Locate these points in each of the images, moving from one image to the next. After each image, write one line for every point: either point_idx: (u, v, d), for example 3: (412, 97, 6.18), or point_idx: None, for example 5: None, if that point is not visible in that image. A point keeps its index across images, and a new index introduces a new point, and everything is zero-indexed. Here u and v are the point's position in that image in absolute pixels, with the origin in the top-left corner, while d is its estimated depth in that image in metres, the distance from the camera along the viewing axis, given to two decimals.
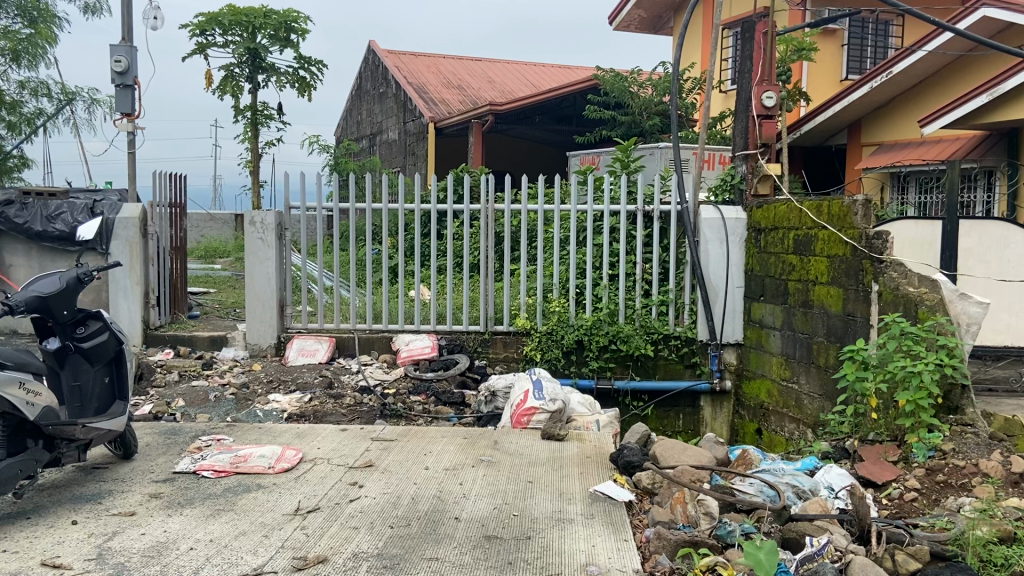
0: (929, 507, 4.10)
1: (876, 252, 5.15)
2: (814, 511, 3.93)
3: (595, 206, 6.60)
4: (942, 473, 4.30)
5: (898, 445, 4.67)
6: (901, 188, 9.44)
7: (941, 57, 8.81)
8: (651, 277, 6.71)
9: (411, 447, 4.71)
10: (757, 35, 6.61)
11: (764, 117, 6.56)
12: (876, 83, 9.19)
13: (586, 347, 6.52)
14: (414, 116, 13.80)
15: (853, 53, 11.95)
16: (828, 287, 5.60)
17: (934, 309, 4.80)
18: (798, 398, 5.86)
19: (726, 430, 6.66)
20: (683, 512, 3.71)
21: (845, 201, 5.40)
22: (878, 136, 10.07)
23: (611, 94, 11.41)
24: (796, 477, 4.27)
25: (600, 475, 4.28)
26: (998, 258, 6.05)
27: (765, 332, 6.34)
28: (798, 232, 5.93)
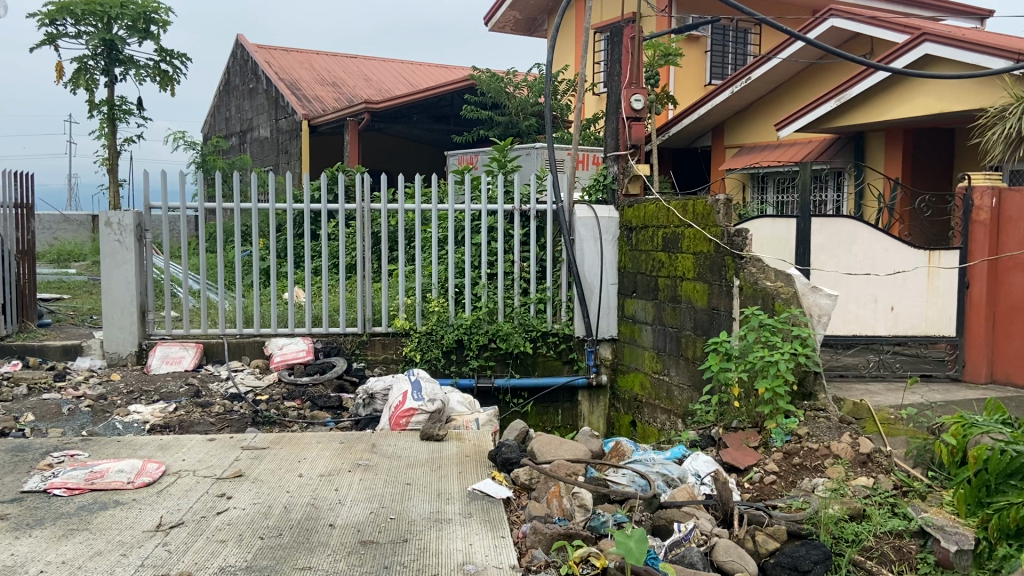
0: (786, 489, 4.38)
1: (737, 248, 5.46)
2: (681, 498, 4.08)
3: (472, 206, 6.62)
4: (798, 456, 4.59)
5: (758, 431, 4.93)
6: (760, 187, 9.98)
7: (794, 64, 9.39)
8: (529, 276, 6.80)
9: (283, 454, 4.57)
10: (625, 39, 6.79)
11: (632, 119, 6.75)
12: (736, 88, 9.66)
13: (465, 347, 6.52)
14: (286, 113, 13.39)
15: (716, 60, 12.55)
16: (695, 283, 5.86)
17: (788, 301, 5.13)
18: (669, 390, 6.09)
19: (602, 423, 6.85)
20: (558, 505, 3.80)
21: (708, 201, 5.67)
22: (739, 139, 10.61)
23: (488, 95, 11.48)
24: (665, 466, 4.42)
25: (479, 474, 4.29)
26: (845, 253, 6.56)
27: (638, 328, 6.56)
28: (666, 229, 6.18)
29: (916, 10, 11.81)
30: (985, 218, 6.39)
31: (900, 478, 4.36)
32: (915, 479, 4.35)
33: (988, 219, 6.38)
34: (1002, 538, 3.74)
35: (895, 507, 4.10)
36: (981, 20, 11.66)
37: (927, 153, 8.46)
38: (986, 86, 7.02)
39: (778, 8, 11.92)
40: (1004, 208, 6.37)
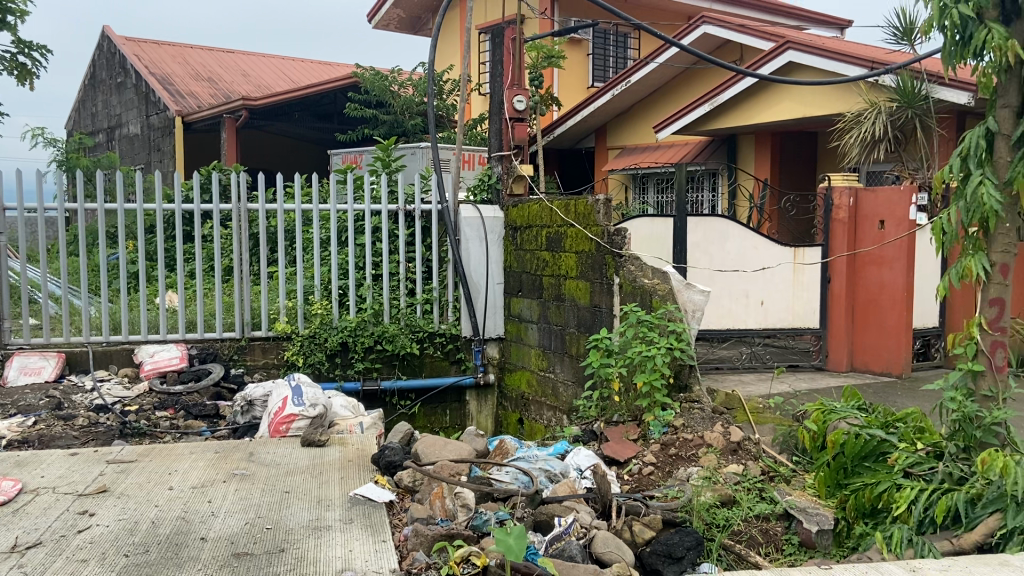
0: (663, 479, 4.53)
1: (616, 247, 5.62)
2: (563, 493, 4.17)
3: (355, 206, 6.50)
4: (674, 447, 4.77)
5: (637, 424, 5.10)
6: (641, 187, 10.30)
7: (670, 69, 9.72)
8: (415, 277, 6.75)
9: (154, 467, 4.36)
10: (506, 40, 6.85)
11: (516, 120, 6.82)
12: (617, 91, 9.92)
13: (351, 349, 6.41)
14: (159, 110, 12.77)
15: (597, 62, 12.85)
16: (577, 281, 5.98)
17: (665, 297, 5.32)
18: (554, 387, 6.19)
19: (490, 423, 6.88)
20: (440, 506, 3.80)
21: (588, 201, 5.81)
22: (620, 140, 10.92)
23: (372, 93, 11.33)
24: (548, 461, 4.51)
25: (361, 478, 4.23)
26: (718, 250, 6.84)
27: (524, 326, 6.62)
28: (549, 229, 6.28)
29: (782, 19, 12.46)
30: (844, 215, 6.84)
31: (767, 464, 4.60)
32: (780, 464, 4.62)
33: (847, 216, 6.82)
34: (859, 517, 4.03)
35: (762, 492, 4.33)
36: (841, 30, 12.43)
37: (793, 156, 8.96)
38: (845, 92, 7.50)
39: (655, 14, 12.34)
40: (861, 206, 6.82)
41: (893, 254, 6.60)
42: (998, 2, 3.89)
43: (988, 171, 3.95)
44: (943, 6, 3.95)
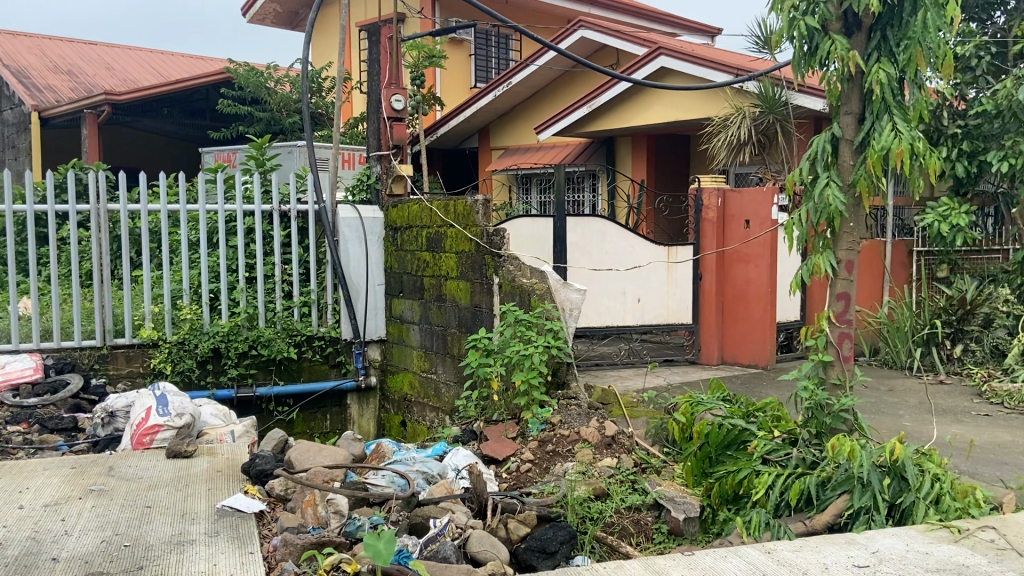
0: (540, 476, 4.60)
1: (495, 247, 5.67)
2: (439, 494, 4.17)
3: (226, 206, 6.28)
4: (551, 443, 4.84)
5: (516, 422, 5.16)
6: (525, 188, 10.42)
7: (549, 72, 9.88)
8: (292, 278, 6.55)
9: (0, 486, 4.06)
10: (384, 38, 6.83)
11: (394, 119, 6.78)
12: (498, 92, 9.99)
13: (223, 355, 6.17)
14: (11, 103, 11.91)
15: (479, 63, 12.93)
16: (457, 281, 5.99)
17: (542, 296, 5.44)
18: (436, 388, 6.17)
19: (372, 426, 6.76)
20: (313, 514, 3.71)
21: (467, 201, 5.82)
22: (503, 141, 11.01)
23: (246, 89, 10.97)
24: (425, 464, 4.54)
25: (230, 489, 4.08)
26: (596, 249, 6.99)
27: (405, 327, 6.58)
28: (429, 229, 6.25)
29: (657, 25, 12.90)
30: (712, 216, 7.14)
31: (640, 456, 4.76)
32: (652, 456, 4.79)
33: (716, 216, 7.13)
34: (723, 504, 4.24)
35: (634, 484, 4.46)
36: (711, 37, 12.99)
37: (667, 158, 9.30)
38: (712, 97, 7.84)
39: (534, 18, 12.51)
40: (728, 207, 7.15)
41: (757, 252, 6.98)
42: (841, 15, 4.14)
43: (833, 173, 4.23)
44: (792, 18, 4.17)
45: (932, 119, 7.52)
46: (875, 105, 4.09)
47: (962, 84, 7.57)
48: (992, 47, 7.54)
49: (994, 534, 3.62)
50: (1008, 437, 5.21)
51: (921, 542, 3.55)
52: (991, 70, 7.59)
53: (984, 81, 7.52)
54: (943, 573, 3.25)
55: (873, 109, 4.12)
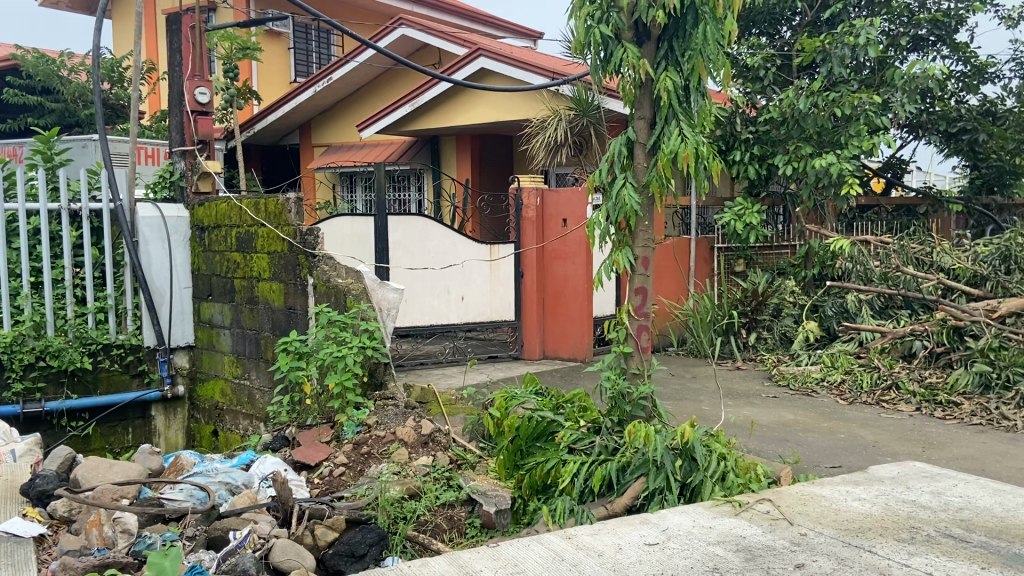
0: (354, 479, 4.52)
1: (309, 247, 5.53)
2: (242, 505, 4.03)
3: (5, 205, 5.71)
4: (366, 445, 4.76)
5: (331, 426, 5.06)
6: (350, 186, 10.26)
7: (370, 69, 9.74)
8: (84, 283, 6.04)
9: None
10: (184, 27, 6.48)
11: (199, 113, 6.51)
12: (317, 88, 9.75)
13: (6, 368, 5.52)
14: None
15: (299, 57, 12.63)
16: (270, 283, 5.79)
17: (358, 297, 5.37)
18: (250, 394, 5.93)
19: (181, 438, 6.43)
20: (97, 535, 3.47)
21: (279, 200, 5.63)
22: (324, 138, 10.80)
23: (35, 77, 10.14)
24: (228, 474, 4.39)
25: (5, 513, 3.73)
26: (419, 248, 6.95)
27: (215, 331, 6.29)
28: (239, 229, 6.00)
29: (482, 27, 13.09)
30: (531, 215, 7.33)
31: (456, 452, 4.79)
32: (468, 452, 4.84)
33: (534, 216, 7.33)
34: (533, 494, 4.36)
35: (449, 480, 4.48)
36: (534, 40, 13.33)
37: (490, 158, 9.49)
38: (530, 99, 8.07)
39: (352, 12, 12.67)
40: (546, 206, 7.36)
41: (574, 249, 7.25)
42: (632, 25, 4.37)
43: (629, 174, 4.48)
44: (588, 26, 4.33)
45: (727, 124, 8.15)
46: (663, 111, 4.37)
47: (752, 92, 8.23)
48: (778, 59, 8.27)
49: (769, 506, 3.96)
50: (790, 415, 5.74)
51: (706, 518, 3.82)
52: (778, 81, 8.32)
53: (771, 91, 8.20)
54: (723, 544, 3.50)
55: (663, 115, 4.39)
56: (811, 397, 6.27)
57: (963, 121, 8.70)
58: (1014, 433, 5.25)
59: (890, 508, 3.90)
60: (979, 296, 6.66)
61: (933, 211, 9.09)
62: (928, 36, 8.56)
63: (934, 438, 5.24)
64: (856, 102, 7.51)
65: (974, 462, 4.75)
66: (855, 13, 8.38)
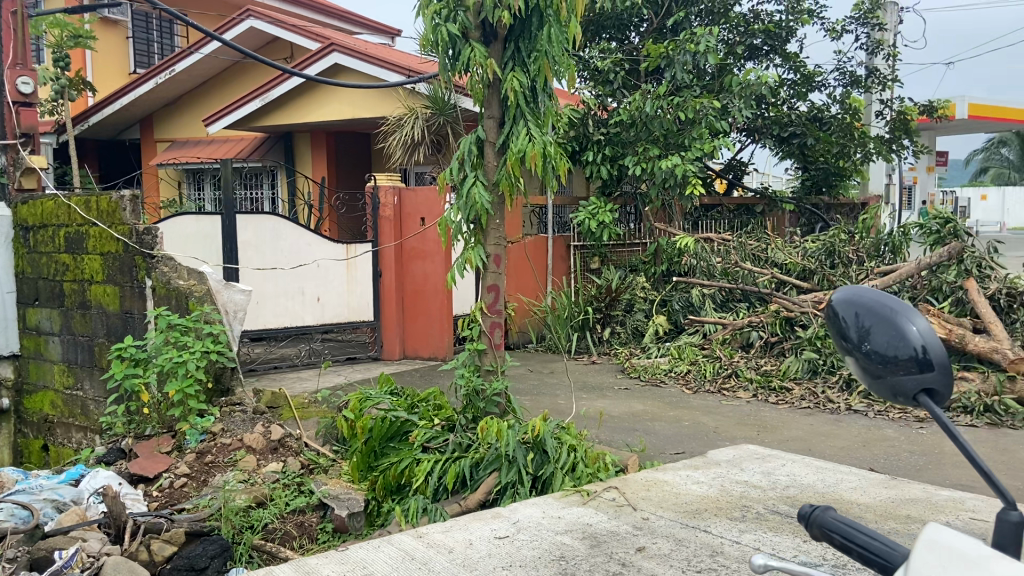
0: (197, 490, 4.29)
1: (146, 248, 5.24)
2: (69, 523, 3.80)
3: None
4: (210, 454, 4.58)
5: (172, 435, 4.81)
6: (197, 183, 9.89)
7: (216, 61, 9.34)
8: None
9: None
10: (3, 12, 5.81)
11: (21, 105, 5.92)
12: (159, 80, 9.21)
13: None
14: None
15: (139, 48, 12.00)
16: (104, 286, 5.42)
17: (202, 299, 5.13)
18: (83, 405, 5.53)
19: (6, 455, 5.89)
20: None
21: (112, 197, 5.28)
22: (168, 132, 10.25)
23: None
24: (56, 491, 4.11)
25: None
26: (270, 248, 6.74)
27: (43, 339, 5.83)
28: (68, 228, 5.59)
29: (337, 22, 12.86)
30: (389, 213, 7.24)
31: (308, 457, 4.67)
32: (321, 456, 4.73)
33: (392, 215, 7.24)
34: (387, 495, 4.27)
35: (300, 486, 4.36)
36: (392, 37, 13.23)
37: (345, 156, 9.36)
38: (386, 96, 7.99)
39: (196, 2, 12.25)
40: (404, 205, 7.30)
41: (432, 248, 7.24)
42: (479, 24, 4.40)
43: (479, 173, 4.50)
44: (435, 24, 4.31)
45: (580, 126, 8.41)
46: (510, 111, 4.43)
47: (603, 95, 8.56)
48: (626, 63, 8.64)
49: (615, 493, 4.10)
50: (639, 406, 5.98)
51: (555, 508, 3.91)
52: (626, 84, 8.70)
53: (620, 94, 8.57)
54: (570, 533, 3.60)
55: (510, 115, 4.45)
56: (659, 387, 6.57)
57: (794, 126, 9.39)
58: (837, 414, 5.72)
59: (725, 489, 4.13)
60: (808, 288, 7.17)
61: (770, 210, 9.83)
62: (763, 45, 9.15)
63: (767, 422, 5.60)
64: (698, 106, 7.95)
65: (802, 443, 5.12)
66: (696, 22, 8.88)
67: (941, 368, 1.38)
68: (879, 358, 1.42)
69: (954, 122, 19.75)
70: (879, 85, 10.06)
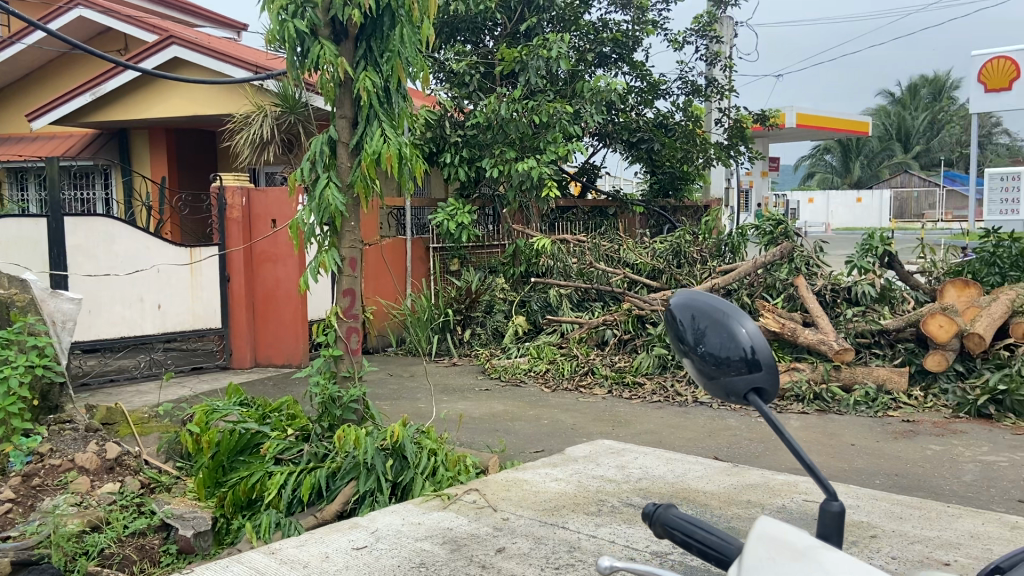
0: (23, 516, 3.85)
1: None
2: None
3: None
4: (38, 477, 4.14)
5: None
6: (21, 183, 9.10)
7: (41, 52, 8.61)
8: None
9: None
10: None
11: None
12: None
13: None
14: None
15: None
16: None
17: (25, 309, 4.71)
18: None
19: None
20: None
21: None
22: None
23: None
24: None
25: None
26: (103, 252, 6.30)
27: None
28: None
29: (178, 14, 12.19)
30: (238, 215, 6.91)
31: (148, 476, 4.37)
32: (163, 474, 4.44)
33: (241, 216, 6.92)
34: (237, 511, 4.08)
35: (140, 507, 4.05)
36: (238, 32, 12.69)
37: (188, 155, 8.88)
38: (231, 93, 7.62)
39: None
40: (253, 206, 7.00)
41: (284, 250, 6.99)
42: (329, 22, 4.27)
43: (333, 174, 4.37)
44: (281, 20, 4.11)
45: (437, 127, 8.40)
46: (363, 111, 4.34)
47: (459, 97, 8.60)
48: (481, 66, 8.71)
49: (475, 495, 4.11)
50: (499, 406, 6.03)
51: (415, 515, 3.86)
52: (482, 87, 8.77)
53: (476, 96, 8.63)
54: (430, 538, 3.56)
55: (364, 115, 4.36)
56: (519, 387, 6.66)
57: (641, 132, 9.82)
58: (685, 406, 6.01)
59: (582, 485, 4.23)
60: (658, 288, 7.49)
61: (621, 212, 10.19)
62: (612, 53, 9.48)
63: (621, 416, 5.80)
64: (552, 110, 8.12)
65: (654, 436, 5.33)
66: (548, 27, 9.09)
67: (768, 368, 1.46)
68: (712, 359, 1.48)
69: (784, 131, 21.26)
70: (717, 94, 10.67)
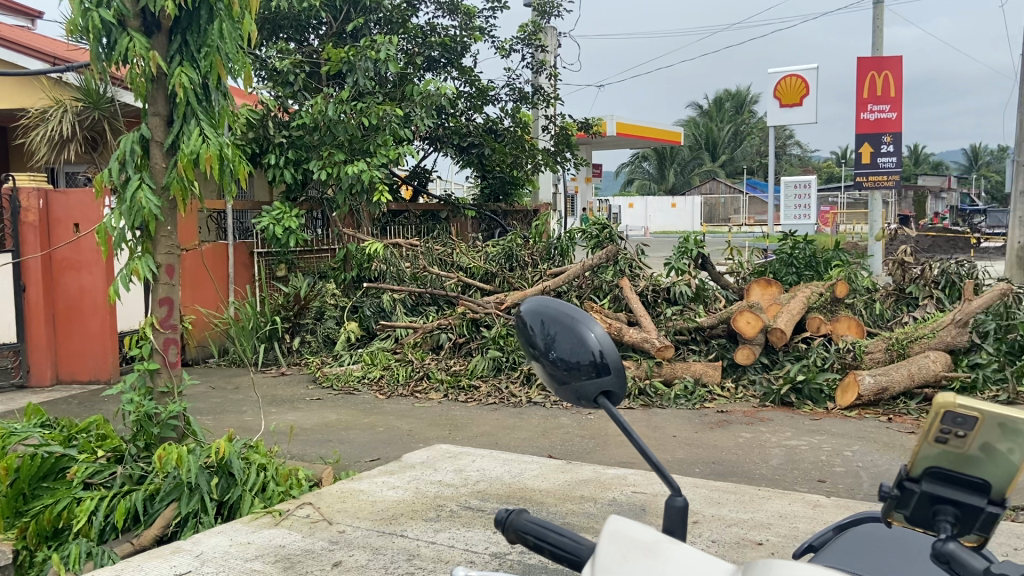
0: None
1: None
2: None
3: None
4: None
5: None
6: None
7: None
8: None
9: None
10: None
11: None
12: None
13: None
14: None
15: None
16: None
17: None
18: None
19: None
20: None
21: None
22: None
23: None
24: None
25: None
26: None
27: None
28: None
29: None
30: (34, 219, 6.26)
31: None
32: None
33: (37, 220, 6.27)
34: (41, 542, 3.66)
35: None
36: (32, 20, 11.52)
37: None
38: (24, 85, 6.93)
39: None
40: (52, 209, 6.37)
41: (89, 258, 6.41)
42: (138, 12, 3.95)
43: (145, 175, 4.06)
44: (84, 8, 3.76)
45: (260, 127, 8.05)
46: (179, 108, 4.06)
47: (282, 96, 8.30)
48: (306, 65, 8.45)
49: (309, 509, 3.96)
50: (332, 415, 5.87)
51: (244, 534, 3.67)
52: (307, 87, 8.51)
53: (301, 96, 8.37)
54: (261, 558, 3.39)
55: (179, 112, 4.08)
56: (352, 395, 6.51)
57: (471, 136, 9.99)
58: (519, 407, 6.14)
59: (420, 491, 4.20)
60: (491, 291, 7.62)
61: (452, 216, 10.28)
62: (440, 58, 9.50)
63: (458, 420, 5.84)
64: (381, 113, 8.01)
65: (489, 438, 5.40)
66: (375, 29, 9.05)
67: (616, 371, 1.51)
68: (563, 364, 1.52)
69: (605, 139, 22.26)
70: (544, 102, 10.99)
